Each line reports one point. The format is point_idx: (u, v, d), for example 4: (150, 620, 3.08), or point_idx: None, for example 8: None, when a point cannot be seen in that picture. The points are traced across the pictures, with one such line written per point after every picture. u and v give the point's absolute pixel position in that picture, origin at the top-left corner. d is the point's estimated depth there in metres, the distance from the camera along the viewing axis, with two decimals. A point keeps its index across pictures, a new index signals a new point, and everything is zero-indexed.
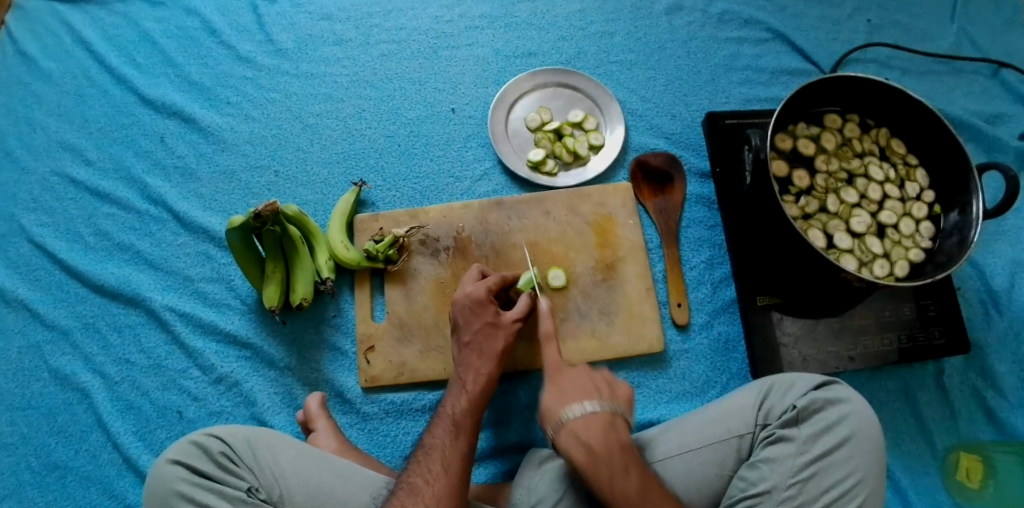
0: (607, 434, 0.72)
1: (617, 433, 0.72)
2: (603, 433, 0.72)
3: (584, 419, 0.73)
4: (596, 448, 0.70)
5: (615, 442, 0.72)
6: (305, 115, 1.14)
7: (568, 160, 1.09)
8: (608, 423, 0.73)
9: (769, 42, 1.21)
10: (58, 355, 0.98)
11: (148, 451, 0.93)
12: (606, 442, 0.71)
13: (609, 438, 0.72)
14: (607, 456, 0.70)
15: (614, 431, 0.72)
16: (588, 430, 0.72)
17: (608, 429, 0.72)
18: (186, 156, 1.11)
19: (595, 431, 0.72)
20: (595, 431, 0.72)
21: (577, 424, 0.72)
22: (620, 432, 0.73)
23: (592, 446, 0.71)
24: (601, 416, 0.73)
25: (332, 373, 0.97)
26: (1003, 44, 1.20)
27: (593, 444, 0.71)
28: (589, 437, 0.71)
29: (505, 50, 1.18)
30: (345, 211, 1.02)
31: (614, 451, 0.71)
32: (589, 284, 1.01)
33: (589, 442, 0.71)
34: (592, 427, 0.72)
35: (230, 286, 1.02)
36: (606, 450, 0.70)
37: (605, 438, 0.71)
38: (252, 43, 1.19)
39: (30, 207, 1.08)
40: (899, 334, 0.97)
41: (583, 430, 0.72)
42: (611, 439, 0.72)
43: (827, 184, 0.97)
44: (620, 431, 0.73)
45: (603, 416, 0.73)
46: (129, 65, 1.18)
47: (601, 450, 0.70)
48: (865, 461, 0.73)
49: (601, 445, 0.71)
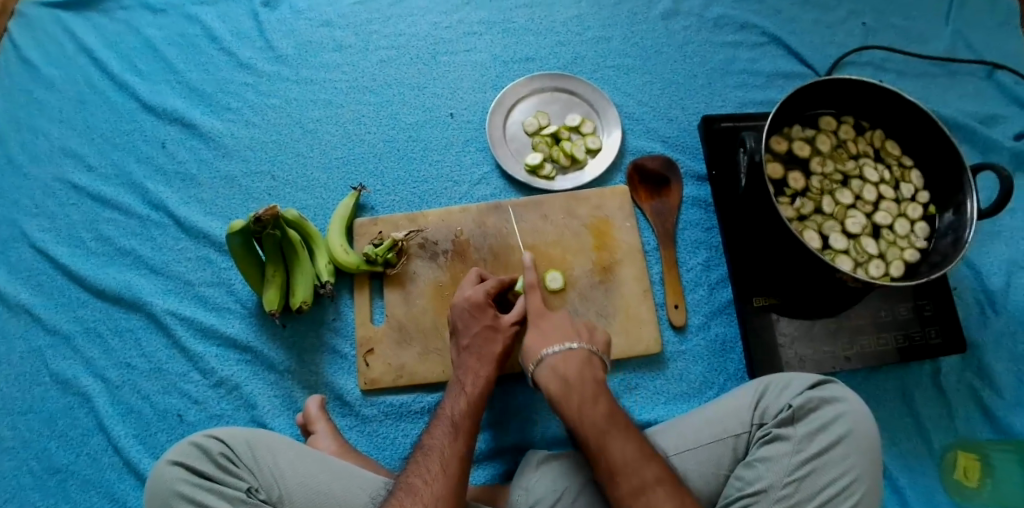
0: (582, 368, 0.80)
1: (592, 368, 0.81)
2: (578, 367, 0.80)
3: (562, 355, 0.82)
4: (570, 377, 0.79)
5: (589, 376, 0.79)
6: (304, 120, 1.15)
7: (566, 164, 1.10)
8: (584, 359, 0.82)
9: (765, 46, 1.22)
10: (59, 360, 0.99)
11: (149, 454, 0.93)
12: (580, 374, 0.80)
13: (584, 370, 0.80)
14: (579, 385, 0.78)
15: (590, 367, 0.80)
16: (564, 363, 0.81)
17: (583, 364, 0.81)
18: (186, 162, 1.12)
19: (571, 363, 0.81)
20: (571, 365, 0.80)
21: (554, 358, 0.81)
22: (595, 369, 0.81)
23: (567, 377, 0.79)
24: (578, 353, 0.82)
25: (332, 376, 0.98)
26: (996, 47, 1.21)
27: (568, 375, 0.79)
28: (565, 369, 0.80)
29: (502, 55, 1.20)
30: (344, 215, 1.03)
31: (586, 380, 0.79)
32: (587, 286, 1.01)
33: (564, 374, 0.80)
34: (569, 359, 0.81)
35: (230, 290, 1.03)
36: (579, 380, 0.79)
37: (580, 372, 0.80)
38: (252, 50, 1.20)
39: (33, 213, 1.09)
40: (895, 334, 0.97)
41: (561, 364, 0.81)
42: (586, 371, 0.80)
43: (822, 186, 0.98)
44: (596, 368, 0.81)
45: (580, 354, 0.82)
46: (131, 72, 1.19)
47: (575, 380, 0.79)
48: (861, 460, 0.73)
49: (575, 376, 0.79)
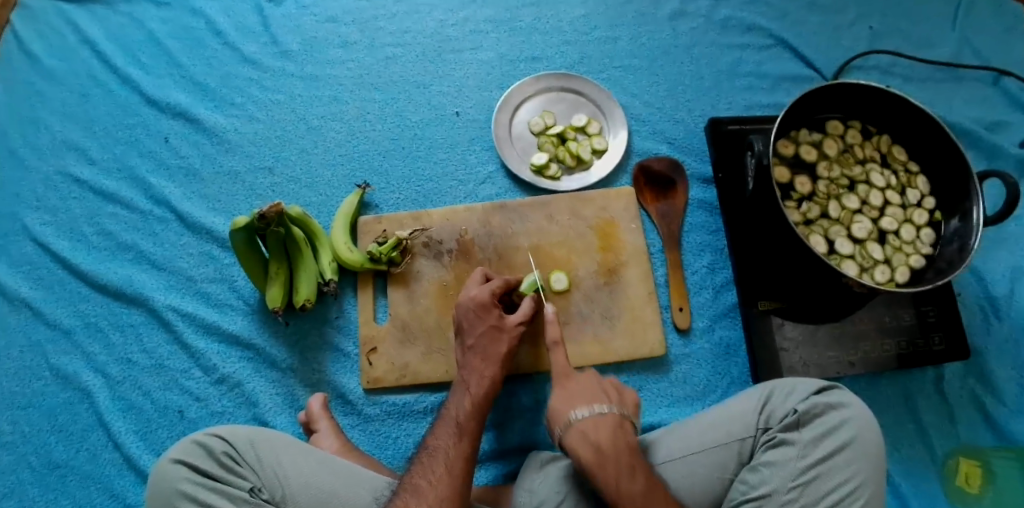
0: (615, 434, 0.74)
1: (625, 435, 0.75)
2: (612, 433, 0.74)
3: (592, 419, 0.75)
4: (605, 446, 0.72)
5: (622, 443, 0.73)
6: (309, 117, 1.14)
7: (572, 164, 1.09)
8: (615, 424, 0.75)
9: (772, 49, 1.21)
10: (60, 354, 0.98)
11: (150, 451, 0.93)
12: (614, 442, 0.73)
13: (618, 437, 0.74)
14: (615, 455, 0.71)
15: (623, 433, 0.74)
16: (596, 429, 0.74)
17: (616, 429, 0.75)
18: (190, 156, 1.11)
19: (604, 430, 0.74)
20: (604, 430, 0.74)
21: (585, 423, 0.75)
22: (628, 435, 0.75)
23: (600, 445, 0.72)
24: (610, 418, 0.75)
25: (335, 374, 0.98)
26: (1003, 53, 1.21)
27: (602, 443, 0.72)
28: (597, 435, 0.73)
29: (509, 54, 1.19)
30: (349, 213, 1.02)
31: (622, 450, 0.72)
32: (592, 287, 1.01)
33: (596, 441, 0.73)
34: (601, 425, 0.74)
35: (233, 286, 1.02)
36: (614, 450, 0.72)
37: (614, 438, 0.73)
38: (257, 45, 1.19)
39: (34, 206, 1.08)
40: (899, 340, 0.97)
41: (592, 429, 0.74)
42: (620, 439, 0.74)
43: (828, 190, 0.98)
44: (628, 434, 0.75)
45: (611, 418, 0.76)
46: (134, 65, 1.18)
47: (609, 448, 0.72)
48: (866, 466, 0.73)
49: (609, 444, 0.72)
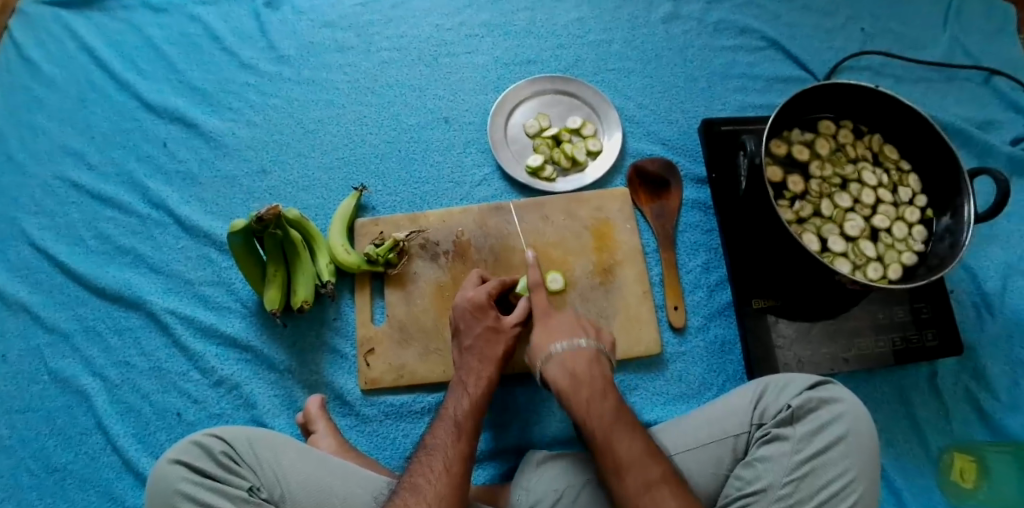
0: (591, 365, 0.81)
1: (601, 366, 0.81)
2: (587, 364, 0.81)
3: (570, 351, 0.82)
4: (580, 374, 0.79)
5: (598, 372, 0.80)
6: (306, 120, 1.15)
7: (567, 166, 1.10)
8: (592, 357, 0.82)
9: (764, 50, 1.23)
10: (58, 358, 0.99)
11: (148, 453, 0.93)
12: (590, 371, 0.80)
13: (594, 367, 0.81)
14: (589, 381, 0.78)
15: (599, 364, 0.81)
16: (574, 360, 0.81)
17: (592, 361, 0.81)
18: (187, 160, 1.12)
19: (581, 360, 0.81)
20: (581, 361, 0.81)
21: (563, 354, 0.82)
22: (604, 367, 0.82)
23: (576, 373, 0.80)
24: (587, 350, 0.82)
25: (333, 375, 0.98)
26: (993, 53, 1.23)
27: (577, 371, 0.80)
28: (574, 366, 0.80)
29: (504, 58, 1.20)
30: (346, 215, 1.03)
31: (596, 378, 0.79)
32: (587, 287, 1.02)
33: (573, 370, 0.80)
34: (579, 357, 0.81)
35: (230, 289, 1.03)
36: (589, 376, 0.79)
37: (589, 368, 0.80)
38: (254, 50, 1.20)
39: (32, 211, 1.09)
40: (893, 337, 0.98)
41: (570, 360, 0.81)
42: (596, 369, 0.80)
43: (821, 189, 0.98)
44: (604, 366, 0.82)
45: (589, 351, 0.82)
46: (132, 71, 1.19)
47: (585, 376, 0.79)
48: (860, 460, 0.74)
49: (584, 372, 0.80)
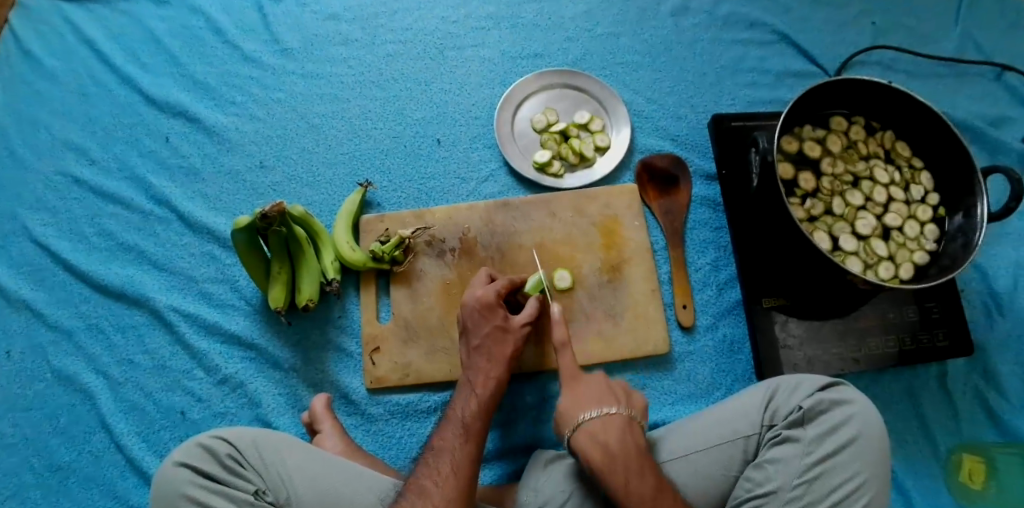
0: (624, 434, 0.75)
1: (633, 435, 0.76)
2: (620, 433, 0.75)
3: (601, 420, 0.76)
4: (613, 446, 0.74)
5: (631, 444, 0.74)
6: (310, 115, 1.13)
7: (574, 162, 1.09)
8: (625, 424, 0.77)
9: (775, 44, 1.21)
10: (61, 356, 0.98)
11: (153, 452, 0.92)
12: (623, 443, 0.74)
13: (625, 438, 0.75)
14: (624, 457, 0.73)
15: (632, 432, 0.76)
16: (605, 431, 0.75)
17: (624, 430, 0.76)
18: (190, 156, 1.11)
19: (613, 431, 0.75)
20: (612, 433, 0.75)
21: (592, 424, 0.76)
22: (637, 434, 0.76)
23: (609, 447, 0.73)
24: (618, 418, 0.77)
25: (338, 374, 0.97)
26: (1006, 48, 1.21)
27: (611, 445, 0.74)
28: (606, 438, 0.75)
29: (511, 52, 1.18)
30: (350, 212, 1.02)
31: (630, 452, 0.73)
32: (595, 285, 1.01)
33: (605, 442, 0.74)
34: (610, 428, 0.75)
35: (234, 287, 1.02)
36: (623, 449, 0.73)
37: (622, 440, 0.74)
38: (257, 43, 1.18)
39: (33, 206, 1.07)
40: (903, 336, 0.97)
41: (601, 431, 0.75)
42: (628, 440, 0.75)
43: (833, 187, 0.97)
44: (637, 435, 0.76)
45: (620, 419, 0.77)
46: (133, 64, 1.17)
47: (618, 451, 0.73)
48: (871, 462, 0.73)
49: (618, 446, 0.74)
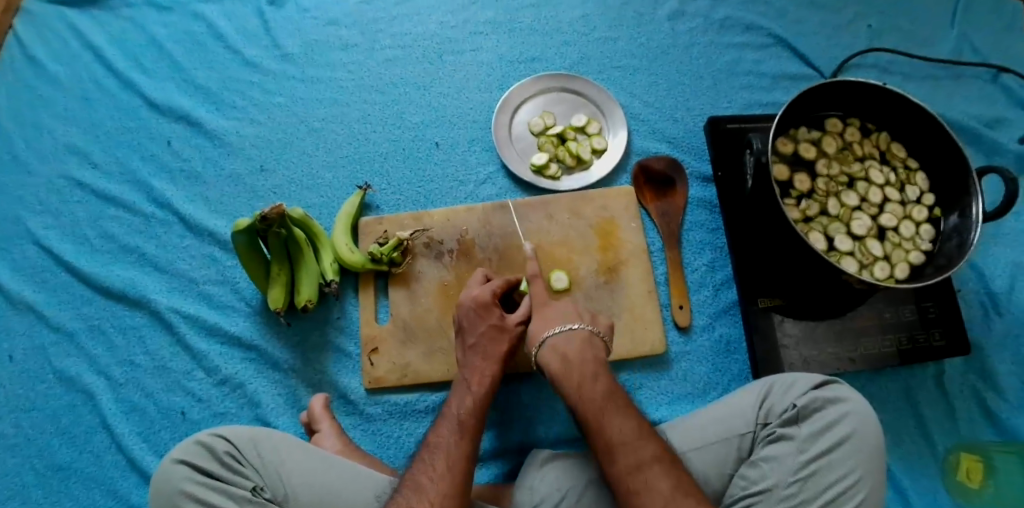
0: (584, 348, 0.83)
1: (593, 348, 0.83)
2: (579, 346, 0.83)
3: (564, 335, 0.84)
4: (571, 356, 0.82)
5: (589, 355, 0.82)
6: (310, 119, 1.15)
7: (571, 164, 1.10)
8: (586, 340, 0.84)
9: (771, 48, 1.22)
10: (64, 357, 0.99)
11: (152, 452, 0.93)
12: (581, 353, 0.82)
13: (584, 350, 0.83)
14: (581, 364, 0.81)
15: (592, 347, 0.83)
16: (566, 343, 0.83)
17: (584, 343, 0.84)
18: (191, 159, 1.12)
19: (573, 343, 0.83)
20: (572, 344, 0.83)
21: (556, 338, 0.84)
22: (597, 349, 0.84)
23: (568, 355, 0.82)
24: (579, 333, 0.85)
25: (337, 374, 0.98)
26: (1002, 49, 1.22)
27: (570, 354, 0.82)
28: (567, 348, 0.83)
29: (508, 56, 1.20)
30: (350, 214, 1.03)
31: (587, 360, 0.81)
32: (592, 286, 1.01)
33: (565, 353, 0.82)
34: (570, 340, 0.84)
35: (235, 288, 1.03)
36: (580, 360, 0.81)
37: (581, 351, 0.82)
38: (258, 48, 1.20)
39: (37, 210, 1.09)
40: (899, 336, 0.97)
41: (562, 344, 0.84)
42: (587, 350, 0.82)
43: (828, 188, 0.98)
44: (597, 349, 0.84)
45: (581, 334, 0.85)
46: (136, 69, 1.19)
47: (576, 358, 0.82)
48: (866, 459, 0.73)
49: (576, 355, 0.82)
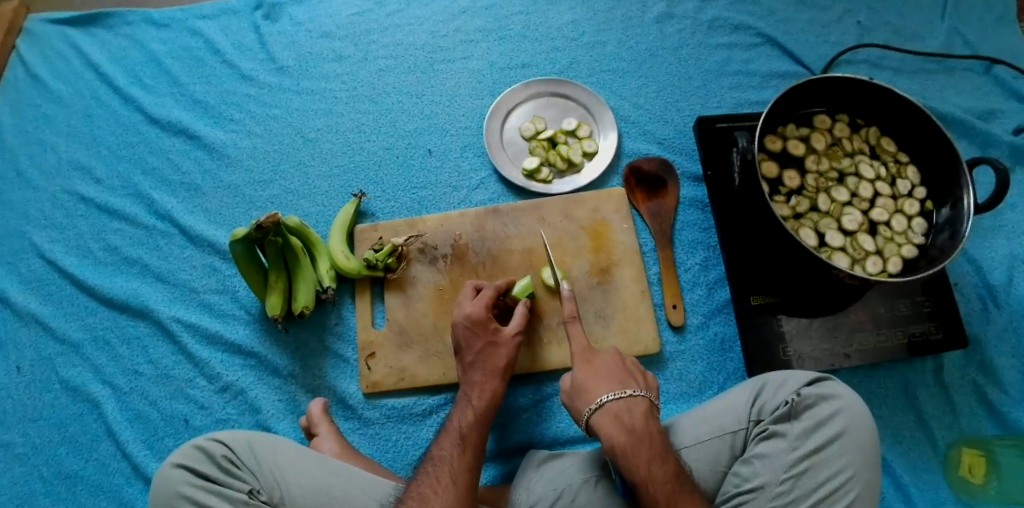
0: (647, 419, 0.75)
1: (654, 419, 0.76)
2: (644, 417, 0.75)
3: (625, 402, 0.76)
4: (638, 429, 0.74)
5: (654, 430, 0.75)
6: (306, 130, 1.17)
7: (563, 168, 1.11)
8: (646, 408, 0.77)
9: (760, 47, 1.23)
10: (68, 368, 1.01)
11: (156, 458, 0.95)
12: (647, 426, 0.74)
13: (649, 422, 0.75)
14: (648, 439, 0.73)
15: (653, 418, 0.76)
16: (628, 412, 0.75)
17: (647, 414, 0.76)
18: (191, 172, 1.14)
19: (637, 414, 0.75)
20: (637, 415, 0.75)
21: (617, 406, 0.76)
22: (656, 420, 0.77)
23: (634, 428, 0.74)
24: (640, 401, 0.77)
25: (335, 379, 0.99)
26: (994, 42, 1.21)
27: (635, 426, 0.74)
28: (630, 419, 0.75)
29: (499, 63, 1.21)
30: (345, 222, 1.05)
31: (654, 435, 0.74)
32: (585, 287, 1.02)
33: (631, 425, 0.74)
34: (633, 410, 0.75)
35: (235, 297, 1.05)
36: (647, 433, 0.73)
37: (646, 422, 0.75)
38: (254, 62, 1.22)
39: (42, 225, 1.12)
40: (894, 331, 0.97)
41: (623, 412, 0.75)
42: (651, 423, 0.75)
43: (817, 184, 0.99)
44: (656, 419, 0.77)
45: (642, 403, 0.77)
46: (136, 85, 1.22)
47: (642, 432, 0.73)
48: (858, 456, 0.74)
49: (642, 428, 0.74)
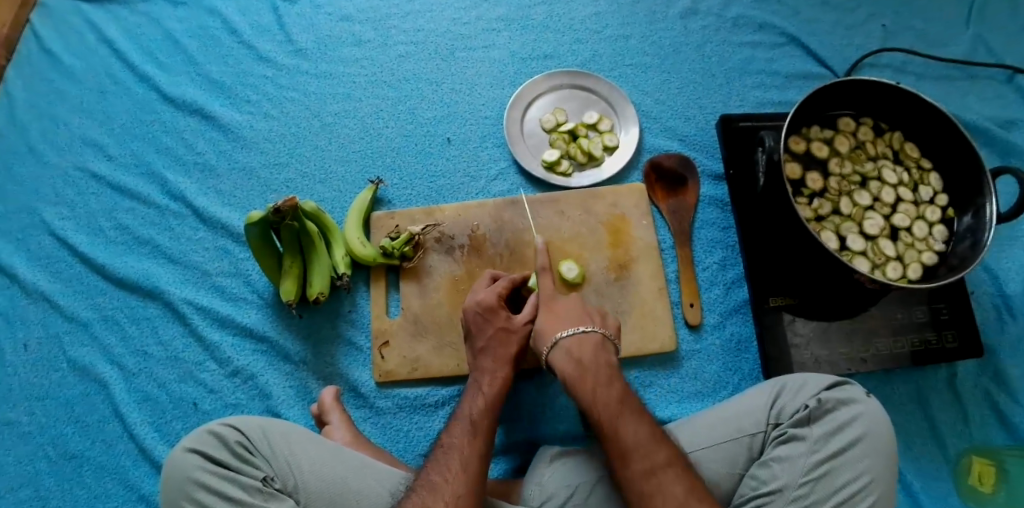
0: (597, 352, 0.80)
1: (605, 353, 0.81)
2: (594, 351, 0.80)
3: (576, 338, 0.81)
4: (585, 361, 0.79)
5: (603, 359, 0.80)
6: (323, 114, 1.16)
7: (583, 161, 1.10)
8: (598, 343, 0.82)
9: (784, 47, 1.22)
10: (77, 346, 1.00)
11: (164, 441, 0.94)
12: (596, 358, 0.80)
13: (599, 355, 0.80)
14: (595, 368, 0.78)
15: (604, 351, 0.81)
16: (579, 346, 0.81)
17: (598, 348, 0.81)
18: (205, 152, 1.13)
19: (587, 348, 0.80)
20: (587, 348, 0.80)
21: (569, 342, 0.81)
22: (609, 354, 0.81)
23: (583, 360, 0.79)
24: (593, 337, 0.82)
25: (347, 367, 0.99)
26: (1018, 50, 1.21)
27: (584, 359, 0.79)
28: (580, 353, 0.80)
29: (520, 53, 1.20)
30: (361, 208, 1.03)
31: (602, 364, 0.79)
32: (602, 282, 1.01)
33: (580, 357, 0.80)
34: (584, 344, 0.81)
35: (247, 281, 1.03)
36: (595, 364, 0.79)
37: (595, 354, 0.80)
38: (272, 43, 1.21)
39: (53, 201, 1.10)
40: (912, 338, 0.97)
41: (576, 347, 0.81)
42: (601, 355, 0.80)
43: (840, 187, 0.98)
44: (610, 352, 0.81)
45: (594, 338, 0.82)
46: (152, 64, 1.20)
47: (590, 364, 0.79)
48: (878, 463, 0.73)
49: (590, 360, 0.79)
